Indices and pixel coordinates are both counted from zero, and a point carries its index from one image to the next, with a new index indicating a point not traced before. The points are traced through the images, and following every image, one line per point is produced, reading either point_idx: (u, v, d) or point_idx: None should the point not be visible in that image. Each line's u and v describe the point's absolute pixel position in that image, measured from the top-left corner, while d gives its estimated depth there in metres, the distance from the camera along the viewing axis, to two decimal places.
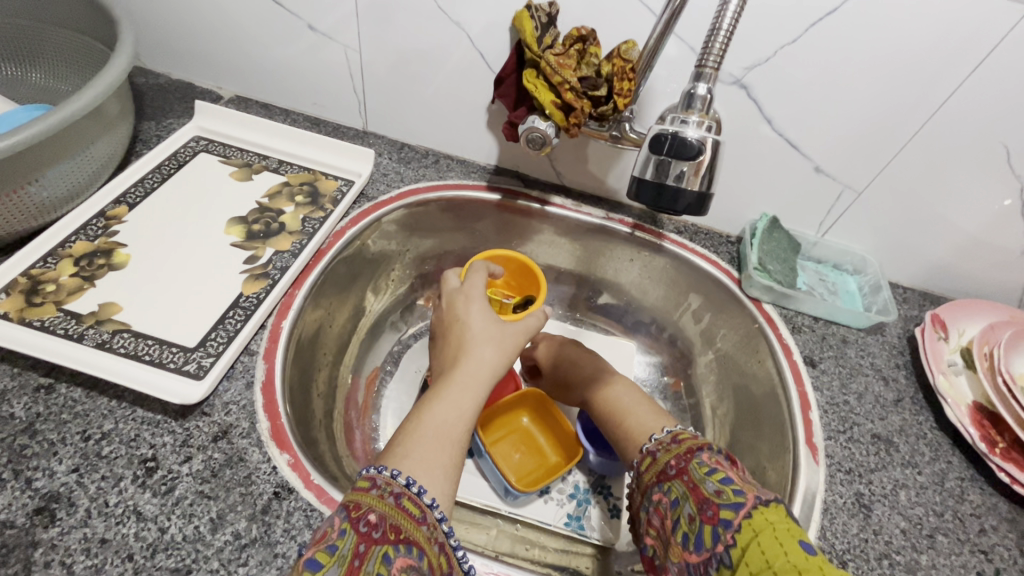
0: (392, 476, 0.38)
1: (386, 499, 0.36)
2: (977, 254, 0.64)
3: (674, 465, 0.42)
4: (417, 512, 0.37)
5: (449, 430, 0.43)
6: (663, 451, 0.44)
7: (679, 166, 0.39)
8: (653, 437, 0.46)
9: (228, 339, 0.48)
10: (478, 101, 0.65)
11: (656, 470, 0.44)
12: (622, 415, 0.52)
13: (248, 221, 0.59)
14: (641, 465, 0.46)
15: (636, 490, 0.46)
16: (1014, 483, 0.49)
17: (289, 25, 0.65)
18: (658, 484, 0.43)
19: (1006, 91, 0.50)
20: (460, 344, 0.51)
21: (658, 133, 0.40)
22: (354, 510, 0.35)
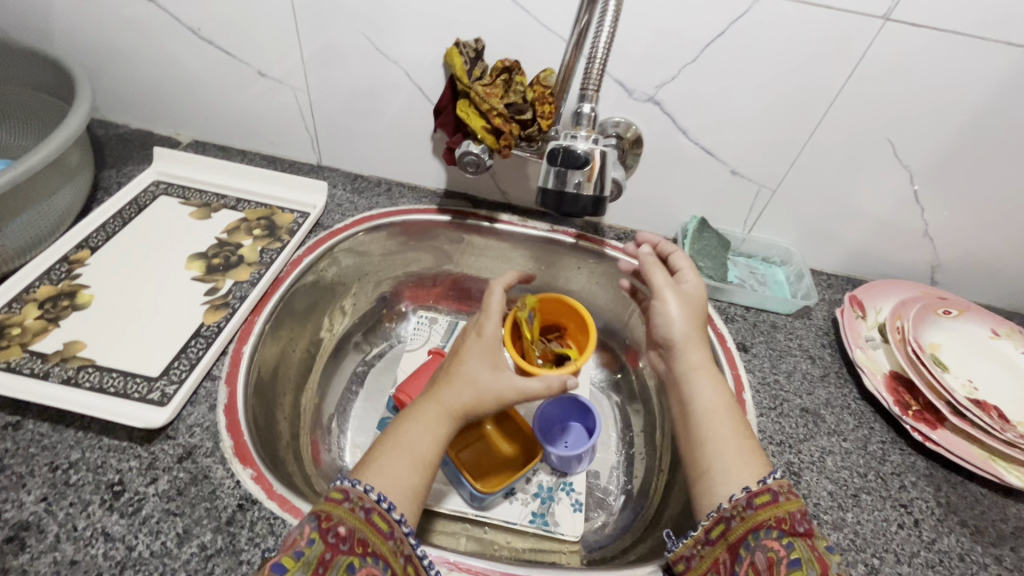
0: (364, 491, 0.41)
1: (357, 512, 0.39)
2: (886, 238, 0.70)
3: (801, 523, 0.40)
4: (385, 527, 0.40)
5: (421, 455, 0.45)
6: (786, 498, 0.42)
7: (576, 175, 0.42)
8: (773, 476, 0.44)
9: (190, 366, 0.51)
10: (422, 131, 0.70)
11: (777, 515, 0.41)
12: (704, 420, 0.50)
13: (208, 255, 0.62)
14: (753, 496, 0.43)
15: (731, 517, 0.43)
16: (926, 440, 0.54)
17: (239, 71, 0.70)
18: (773, 528, 0.40)
19: (882, 91, 0.57)
20: (450, 369, 0.52)
21: (553, 147, 0.43)
22: (325, 521, 0.38)
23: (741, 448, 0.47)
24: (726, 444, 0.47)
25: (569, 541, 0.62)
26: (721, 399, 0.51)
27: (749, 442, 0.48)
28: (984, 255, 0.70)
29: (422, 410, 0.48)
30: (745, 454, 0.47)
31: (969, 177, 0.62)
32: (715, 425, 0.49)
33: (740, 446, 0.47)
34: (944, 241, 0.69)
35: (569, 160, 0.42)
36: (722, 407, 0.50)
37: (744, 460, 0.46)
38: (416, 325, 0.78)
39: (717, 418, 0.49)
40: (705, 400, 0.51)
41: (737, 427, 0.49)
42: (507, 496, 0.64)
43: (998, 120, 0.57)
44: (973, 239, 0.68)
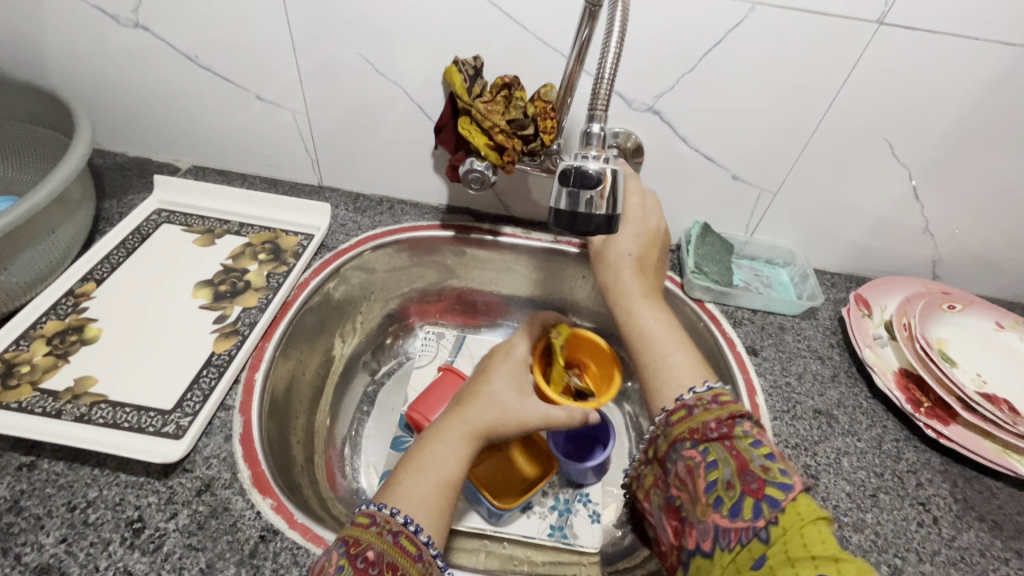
0: (391, 514, 0.41)
1: (385, 537, 0.40)
2: (887, 235, 0.71)
3: (713, 428, 0.43)
4: (413, 550, 0.40)
5: (444, 473, 0.46)
6: (701, 408, 0.45)
7: (588, 193, 0.41)
8: (691, 391, 0.46)
9: (204, 397, 0.51)
10: (423, 148, 0.71)
11: (689, 426, 0.44)
12: (645, 343, 0.52)
13: (215, 282, 0.62)
14: (669, 414, 0.46)
15: (658, 437, 0.47)
16: (940, 437, 0.55)
17: (238, 96, 0.70)
18: (687, 440, 0.44)
19: (878, 93, 0.58)
20: (476, 389, 0.53)
21: (564, 167, 0.42)
22: (353, 547, 0.39)
23: (680, 357, 0.50)
24: (673, 363, 0.50)
25: (589, 553, 0.62)
26: (654, 315, 0.53)
27: (684, 349, 0.51)
28: (984, 248, 0.70)
29: (446, 428, 0.49)
30: (690, 366, 0.50)
31: (966, 173, 0.63)
32: (655, 345, 0.52)
33: (678, 357, 0.50)
34: (944, 237, 0.70)
35: (581, 181, 0.41)
36: (660, 323, 0.53)
37: (682, 366, 0.50)
38: (424, 341, 0.79)
39: (658, 333, 0.52)
40: (641, 317, 0.54)
41: (679, 342, 0.52)
42: (524, 510, 0.64)
43: (991, 117, 0.58)
44: (972, 233, 0.69)
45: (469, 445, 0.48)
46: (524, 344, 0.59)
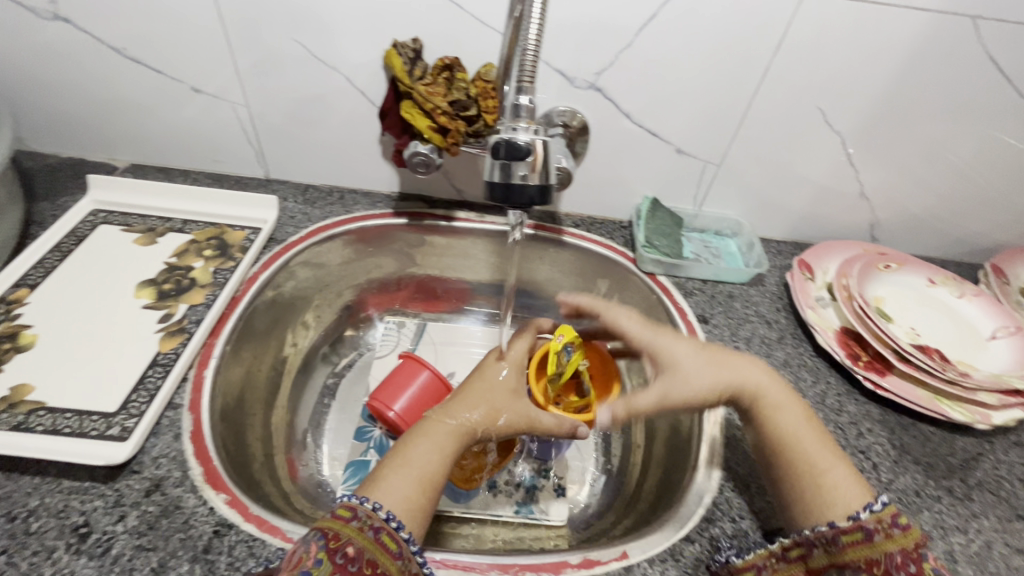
0: (372, 509, 0.41)
1: (365, 532, 0.40)
2: (827, 201, 0.74)
3: (900, 565, 0.39)
4: (394, 547, 0.40)
5: (427, 471, 0.45)
6: (883, 534, 0.40)
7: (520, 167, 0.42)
8: (869, 510, 0.42)
9: (150, 398, 0.49)
10: (369, 135, 0.70)
11: (869, 556, 0.40)
12: (782, 451, 0.47)
13: (158, 281, 0.60)
14: (840, 533, 0.41)
15: (812, 545, 0.42)
16: (877, 388, 0.57)
17: (172, 89, 0.67)
18: (862, 571, 0.40)
19: (807, 62, 0.60)
20: (465, 387, 0.54)
21: (495, 141, 0.42)
22: (333, 541, 0.39)
23: (839, 472, 0.45)
24: (823, 470, 0.45)
25: (556, 526, 0.63)
26: (797, 414, 0.49)
27: (840, 460, 0.46)
28: (916, 210, 0.74)
29: (431, 426, 0.49)
30: (843, 479, 0.45)
31: (895, 137, 0.66)
32: (806, 449, 0.47)
33: (839, 472, 0.45)
34: (879, 201, 0.73)
35: (512, 153, 0.41)
36: (798, 423, 0.48)
37: (845, 481, 0.44)
38: (385, 331, 0.78)
39: (801, 436, 0.47)
40: (781, 417, 0.49)
41: (833, 453, 0.47)
42: (490, 490, 0.65)
43: (914, 82, 0.61)
44: (904, 196, 0.72)
45: (454, 442, 0.48)
46: (525, 343, 0.59)
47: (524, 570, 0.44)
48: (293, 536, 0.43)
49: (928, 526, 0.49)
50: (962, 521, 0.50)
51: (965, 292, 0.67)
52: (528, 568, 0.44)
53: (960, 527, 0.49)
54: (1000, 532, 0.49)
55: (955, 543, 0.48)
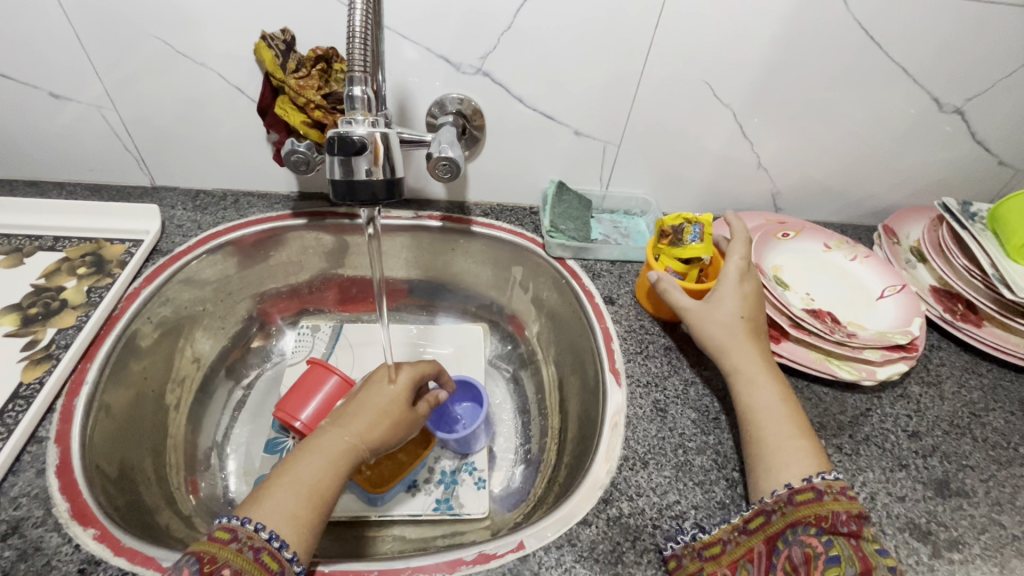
0: (254, 529, 0.40)
1: (244, 553, 0.38)
2: (728, 174, 0.75)
3: (844, 522, 0.40)
4: (275, 567, 0.38)
5: (314, 484, 0.44)
6: (832, 495, 0.42)
7: (361, 162, 0.40)
8: (820, 475, 0.43)
9: (8, 433, 0.46)
10: (255, 134, 0.66)
11: (819, 514, 0.41)
12: (754, 422, 0.49)
13: (23, 306, 0.56)
14: (794, 492, 0.43)
15: (771, 511, 0.43)
16: (772, 354, 0.59)
17: (27, 96, 0.62)
18: (811, 527, 0.41)
19: (690, 36, 0.60)
20: (359, 403, 0.51)
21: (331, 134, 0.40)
22: (208, 565, 0.37)
23: (799, 445, 0.46)
24: (780, 442, 0.46)
25: (479, 518, 0.63)
26: (772, 392, 0.50)
27: (804, 436, 0.47)
28: (813, 178, 0.76)
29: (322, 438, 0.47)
30: (796, 455, 0.45)
31: (783, 108, 0.68)
32: (770, 423, 0.48)
33: (797, 444, 0.46)
34: (777, 171, 0.75)
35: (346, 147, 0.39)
36: (774, 399, 0.49)
37: (802, 454, 0.45)
38: (298, 336, 0.75)
39: (771, 410, 0.49)
40: (756, 394, 0.50)
41: (797, 428, 0.47)
42: (409, 489, 0.64)
43: (794, 53, 0.62)
44: (800, 164, 0.74)
45: (344, 455, 0.47)
46: (411, 366, 0.56)
47: (416, 573, 0.43)
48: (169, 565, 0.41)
49: None
50: (848, 476, 0.52)
51: (858, 254, 0.70)
52: (420, 570, 0.43)
53: (846, 482, 0.52)
54: (883, 483, 0.52)
55: None
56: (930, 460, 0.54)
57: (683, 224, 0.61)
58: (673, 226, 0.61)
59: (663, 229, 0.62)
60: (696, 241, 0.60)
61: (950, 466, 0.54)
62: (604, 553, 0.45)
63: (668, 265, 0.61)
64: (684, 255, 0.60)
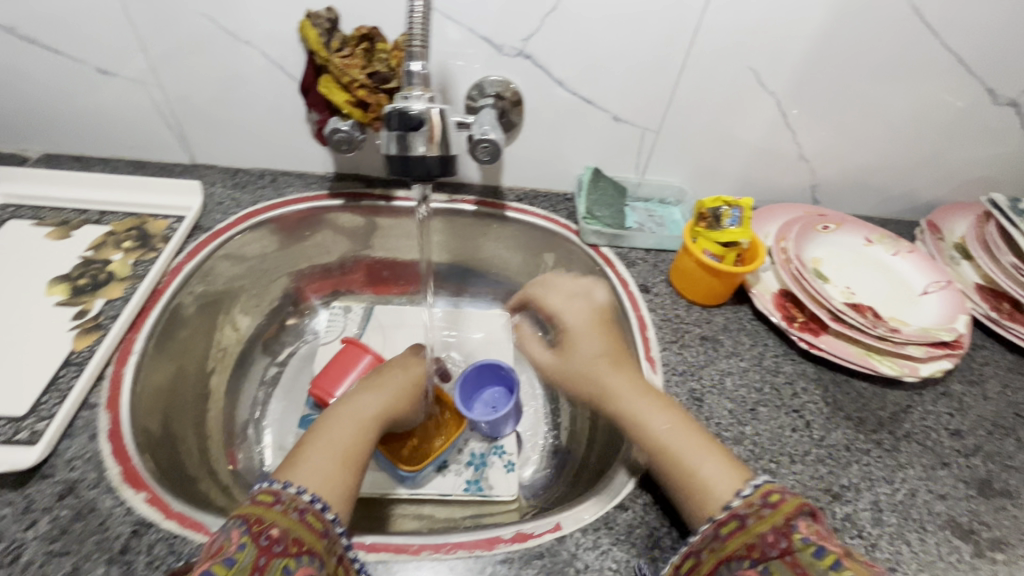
0: (296, 492, 0.40)
1: (290, 514, 0.38)
2: (768, 164, 0.73)
3: (771, 543, 0.36)
4: (319, 527, 0.39)
5: (346, 447, 0.46)
6: (755, 517, 0.38)
7: (417, 139, 0.41)
8: (740, 496, 0.40)
9: (62, 398, 0.47)
10: (295, 114, 0.66)
11: (747, 541, 0.37)
12: (658, 455, 0.45)
13: (72, 277, 0.57)
14: (719, 525, 0.39)
15: (700, 551, 0.40)
16: (812, 347, 0.58)
17: (76, 71, 0.63)
18: (743, 559, 0.37)
19: (738, 20, 0.58)
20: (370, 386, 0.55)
21: (389, 110, 0.41)
22: (256, 525, 0.37)
23: (711, 467, 0.43)
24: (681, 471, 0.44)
25: (506, 501, 0.63)
26: (662, 421, 0.47)
27: (711, 455, 0.44)
28: (855, 171, 0.74)
29: (348, 408, 0.50)
30: (721, 475, 0.42)
31: (829, 97, 0.66)
32: (674, 451, 0.45)
33: (706, 468, 0.43)
34: (819, 162, 0.73)
35: (405, 123, 0.40)
36: (665, 425, 0.46)
37: (717, 473, 0.42)
38: (330, 316, 0.76)
39: (668, 438, 0.45)
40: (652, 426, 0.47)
41: (703, 448, 0.44)
42: (439, 470, 0.64)
43: (845, 39, 0.61)
44: (843, 156, 0.73)
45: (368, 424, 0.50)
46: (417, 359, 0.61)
47: (457, 548, 0.44)
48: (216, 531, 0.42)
49: (855, 479, 0.50)
50: (888, 472, 0.51)
51: (900, 249, 0.68)
52: (461, 545, 0.44)
53: (885, 478, 0.51)
54: (923, 480, 0.51)
55: (880, 493, 0.50)
56: (973, 459, 0.53)
57: (722, 206, 0.60)
58: (712, 208, 0.60)
59: (702, 211, 0.61)
60: (735, 225, 0.59)
61: (993, 466, 0.53)
62: (641, 537, 0.45)
63: (707, 247, 0.60)
64: (723, 239, 0.59)
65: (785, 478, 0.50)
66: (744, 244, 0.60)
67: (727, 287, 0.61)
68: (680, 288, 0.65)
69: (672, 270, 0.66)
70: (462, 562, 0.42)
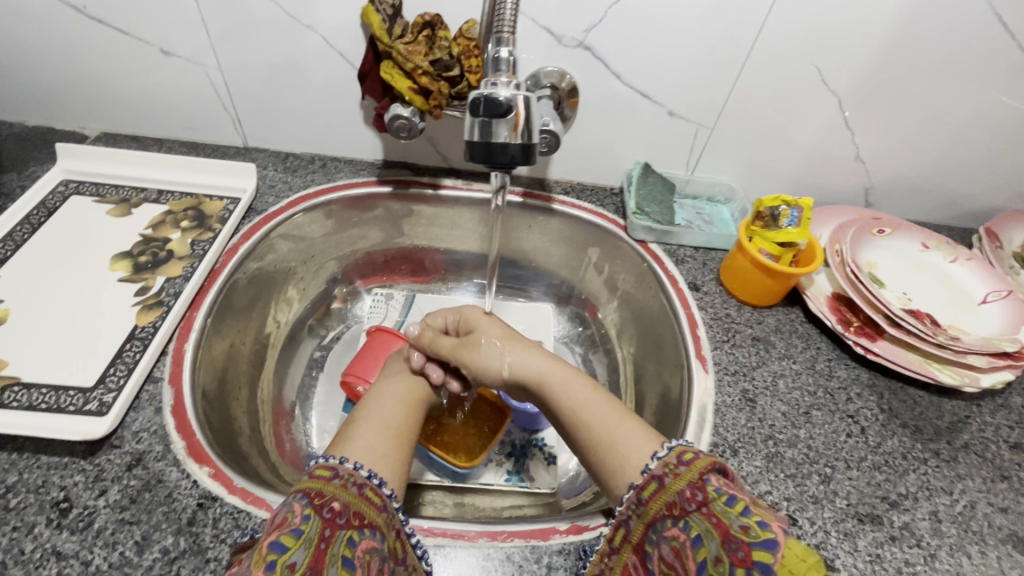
0: (353, 468, 0.39)
1: (350, 488, 0.38)
2: (823, 165, 0.72)
3: (689, 498, 0.36)
4: (378, 501, 0.38)
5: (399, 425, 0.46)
6: (672, 476, 0.37)
7: (501, 126, 0.41)
8: (655, 458, 0.39)
9: (128, 371, 0.48)
10: (350, 100, 0.67)
11: (666, 501, 0.37)
12: (575, 425, 0.45)
13: (134, 254, 0.59)
14: (639, 490, 0.38)
15: (628, 519, 0.39)
16: (868, 352, 0.57)
17: (139, 52, 0.64)
18: (666, 519, 0.36)
19: (806, 16, 0.57)
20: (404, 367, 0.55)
21: (474, 97, 0.41)
22: (317, 498, 0.36)
23: (628, 430, 0.43)
24: (607, 437, 0.43)
25: (547, 494, 0.63)
26: (579, 388, 0.47)
27: (629, 417, 0.44)
28: (913, 174, 0.73)
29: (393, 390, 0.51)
30: (635, 437, 0.42)
31: (892, 98, 0.64)
32: (590, 420, 0.44)
33: (626, 429, 0.43)
34: (876, 164, 0.72)
35: (494, 110, 0.40)
36: (582, 395, 0.46)
37: (633, 436, 0.42)
38: (373, 303, 0.77)
39: (587, 407, 0.45)
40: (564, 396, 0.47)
41: (620, 414, 0.45)
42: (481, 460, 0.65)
43: (916, 38, 0.59)
44: (901, 159, 0.71)
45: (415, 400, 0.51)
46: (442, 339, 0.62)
47: (513, 536, 0.44)
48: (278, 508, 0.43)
49: (914, 488, 0.49)
50: (947, 483, 0.50)
51: (958, 256, 0.67)
52: (516, 534, 0.44)
53: (945, 488, 0.50)
54: (984, 492, 0.50)
55: (940, 504, 0.48)
56: None
57: (780, 205, 0.59)
58: (770, 208, 0.59)
59: (759, 210, 0.60)
60: (793, 225, 0.58)
61: None
62: None
63: (763, 246, 0.60)
64: (780, 239, 0.58)
65: (841, 484, 0.49)
66: (801, 245, 0.59)
67: (781, 287, 0.61)
68: (732, 288, 0.64)
69: (723, 267, 0.65)
70: (519, 550, 0.42)
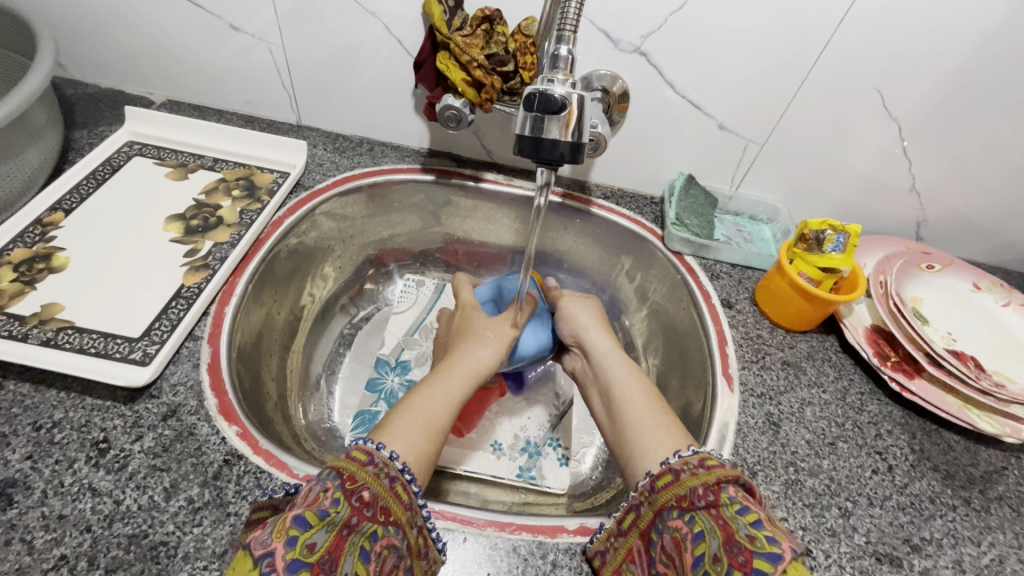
0: (388, 457, 0.38)
1: (381, 479, 0.37)
2: (875, 193, 0.70)
3: (701, 496, 0.37)
4: (405, 498, 0.37)
5: (436, 415, 0.46)
6: (688, 474, 0.39)
7: (551, 122, 0.41)
8: (677, 454, 0.41)
9: (172, 327, 0.51)
10: (403, 87, 0.68)
11: (678, 493, 0.39)
12: (625, 407, 0.49)
13: (186, 217, 0.61)
14: (654, 479, 0.41)
15: (640, 504, 0.41)
16: (903, 390, 0.55)
17: (210, 26, 0.67)
18: (673, 509, 0.38)
19: (871, 38, 0.56)
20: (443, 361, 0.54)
21: (529, 91, 0.42)
22: (349, 482, 0.36)
23: (666, 426, 0.46)
24: (646, 424, 0.46)
25: (555, 494, 0.63)
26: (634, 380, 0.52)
27: (667, 417, 0.47)
28: (969, 211, 0.70)
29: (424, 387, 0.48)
30: (665, 429, 0.46)
31: (957, 130, 0.62)
32: (636, 410, 0.48)
33: (664, 422, 0.46)
34: (931, 197, 0.69)
35: (545, 106, 0.41)
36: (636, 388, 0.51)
37: (671, 431, 0.45)
38: (404, 288, 0.79)
39: (638, 402, 0.49)
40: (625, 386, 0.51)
41: (660, 408, 0.48)
42: (494, 452, 0.65)
43: (990, 70, 0.56)
44: (958, 194, 0.68)
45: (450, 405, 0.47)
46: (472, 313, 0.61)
47: (521, 529, 0.44)
48: (299, 473, 0.44)
49: (938, 534, 0.47)
50: (975, 533, 0.48)
51: (1011, 300, 0.64)
52: (525, 527, 0.44)
53: (972, 539, 0.48)
54: (1014, 547, 0.47)
55: (965, 553, 0.46)
56: None
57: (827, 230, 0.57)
58: (816, 231, 0.58)
59: (804, 232, 0.59)
60: (837, 251, 0.56)
61: None
62: None
63: (804, 269, 0.58)
64: (823, 263, 0.57)
65: (861, 520, 0.47)
66: (844, 271, 0.57)
67: (818, 313, 0.59)
68: (766, 308, 0.63)
69: (760, 287, 0.64)
70: (525, 543, 0.43)
